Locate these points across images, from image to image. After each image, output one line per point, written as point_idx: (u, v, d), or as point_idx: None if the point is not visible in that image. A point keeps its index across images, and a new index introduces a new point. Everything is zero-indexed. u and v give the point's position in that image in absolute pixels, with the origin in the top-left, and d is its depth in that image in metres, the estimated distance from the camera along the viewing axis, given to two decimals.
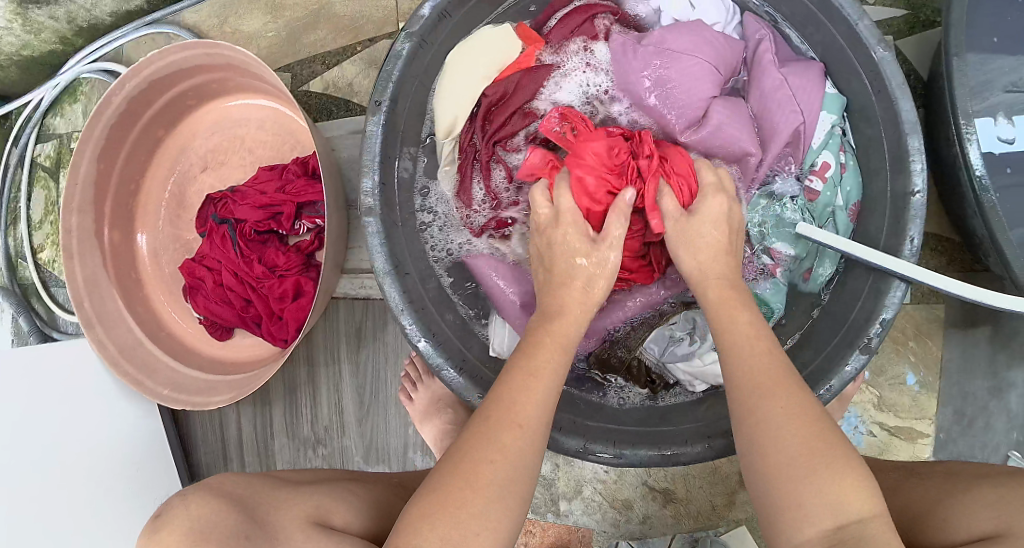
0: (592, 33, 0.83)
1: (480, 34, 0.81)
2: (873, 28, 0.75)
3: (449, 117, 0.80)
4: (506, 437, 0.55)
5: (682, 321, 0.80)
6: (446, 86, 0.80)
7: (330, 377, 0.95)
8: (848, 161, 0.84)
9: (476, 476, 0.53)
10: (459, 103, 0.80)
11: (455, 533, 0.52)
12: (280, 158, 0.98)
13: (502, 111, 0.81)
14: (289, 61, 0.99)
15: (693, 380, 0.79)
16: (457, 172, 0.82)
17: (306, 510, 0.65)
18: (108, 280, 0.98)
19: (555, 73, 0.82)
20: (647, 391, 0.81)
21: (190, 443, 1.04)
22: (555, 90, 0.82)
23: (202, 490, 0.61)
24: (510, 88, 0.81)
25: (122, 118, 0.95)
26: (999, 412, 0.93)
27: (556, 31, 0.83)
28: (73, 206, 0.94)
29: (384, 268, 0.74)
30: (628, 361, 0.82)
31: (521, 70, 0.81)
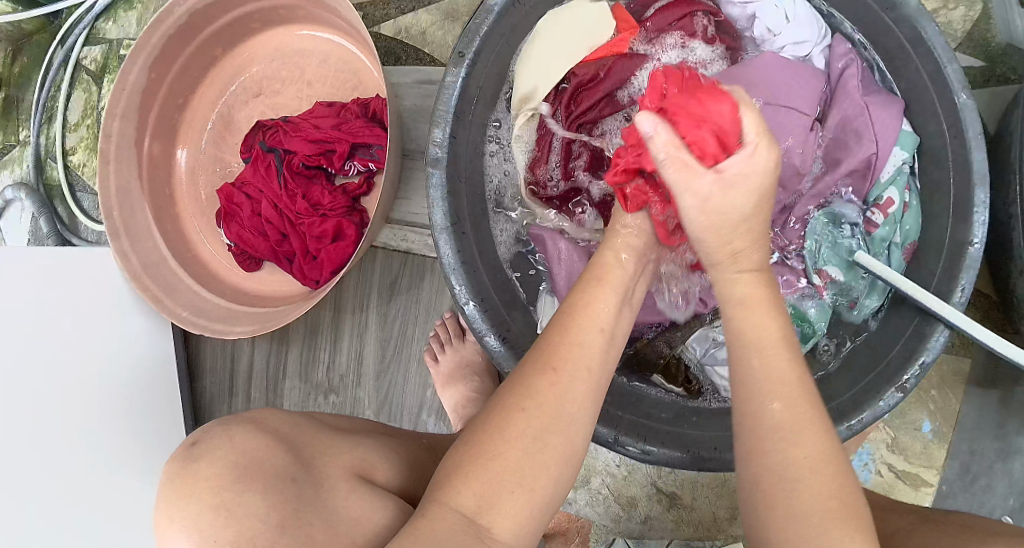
0: (690, 30, 0.82)
1: (575, 5, 0.79)
2: (959, 73, 0.75)
3: (529, 85, 0.79)
4: (543, 386, 0.54)
5: (726, 327, 0.81)
6: (535, 52, 0.78)
7: (355, 324, 0.93)
8: (911, 200, 0.83)
9: (510, 426, 0.53)
10: (545, 72, 0.78)
11: (483, 486, 0.52)
12: (338, 96, 0.95)
13: (590, 96, 0.80)
14: (364, 1, 0.97)
15: (730, 385, 0.79)
16: (532, 150, 0.81)
17: (350, 460, 0.61)
18: (141, 193, 0.95)
19: (649, 63, 0.81)
20: (681, 389, 0.82)
21: (197, 370, 1.01)
22: (647, 81, 0.80)
23: (243, 421, 0.56)
24: (602, 71, 0.80)
25: (183, 29, 0.92)
26: (1002, 475, 0.94)
27: (652, 21, 0.83)
28: (117, 111, 0.91)
29: (442, 224, 0.72)
30: (669, 358, 0.83)
31: (613, 54, 0.80)
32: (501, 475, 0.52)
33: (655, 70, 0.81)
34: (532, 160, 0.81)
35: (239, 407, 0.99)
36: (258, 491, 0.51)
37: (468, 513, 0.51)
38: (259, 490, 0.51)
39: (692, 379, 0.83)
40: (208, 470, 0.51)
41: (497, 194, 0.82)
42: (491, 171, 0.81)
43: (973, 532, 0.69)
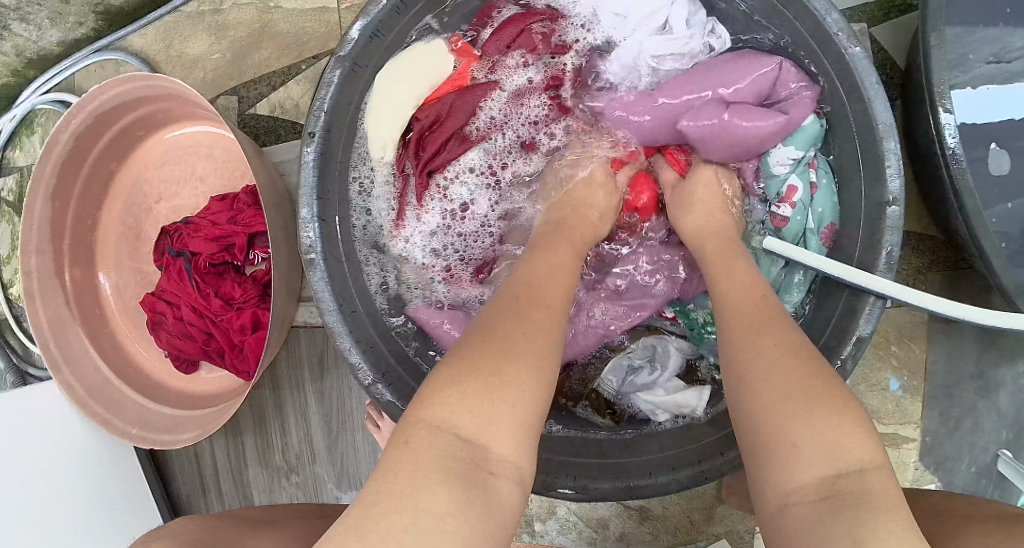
0: (530, 45, 0.81)
1: (412, 51, 0.78)
2: (841, 21, 0.67)
3: (380, 142, 0.79)
4: (538, 314, 0.54)
5: (640, 350, 0.81)
6: (376, 109, 0.78)
7: (296, 406, 0.94)
8: (820, 179, 0.77)
9: (517, 349, 0.50)
10: (392, 124, 0.78)
11: (486, 408, 0.47)
12: (231, 185, 0.95)
13: (438, 137, 0.80)
14: (235, 84, 0.97)
15: (655, 408, 0.77)
16: (397, 201, 0.82)
17: None
18: (73, 319, 0.97)
19: (492, 93, 0.81)
20: (608, 420, 0.79)
21: (169, 475, 1.04)
22: (491, 111, 0.82)
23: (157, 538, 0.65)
24: (444, 110, 0.80)
25: (71, 153, 0.93)
26: (988, 411, 0.88)
27: (491, 44, 0.81)
28: (32, 247, 0.94)
29: (331, 307, 0.71)
30: (589, 392, 0.81)
31: (456, 89, 0.81)
32: (510, 391, 0.48)
33: (500, 98, 0.82)
34: (395, 215, 0.82)
35: (213, 504, 1.01)
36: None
37: (467, 435, 0.46)
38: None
39: (616, 410, 0.80)
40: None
41: (376, 260, 0.81)
42: (362, 238, 0.79)
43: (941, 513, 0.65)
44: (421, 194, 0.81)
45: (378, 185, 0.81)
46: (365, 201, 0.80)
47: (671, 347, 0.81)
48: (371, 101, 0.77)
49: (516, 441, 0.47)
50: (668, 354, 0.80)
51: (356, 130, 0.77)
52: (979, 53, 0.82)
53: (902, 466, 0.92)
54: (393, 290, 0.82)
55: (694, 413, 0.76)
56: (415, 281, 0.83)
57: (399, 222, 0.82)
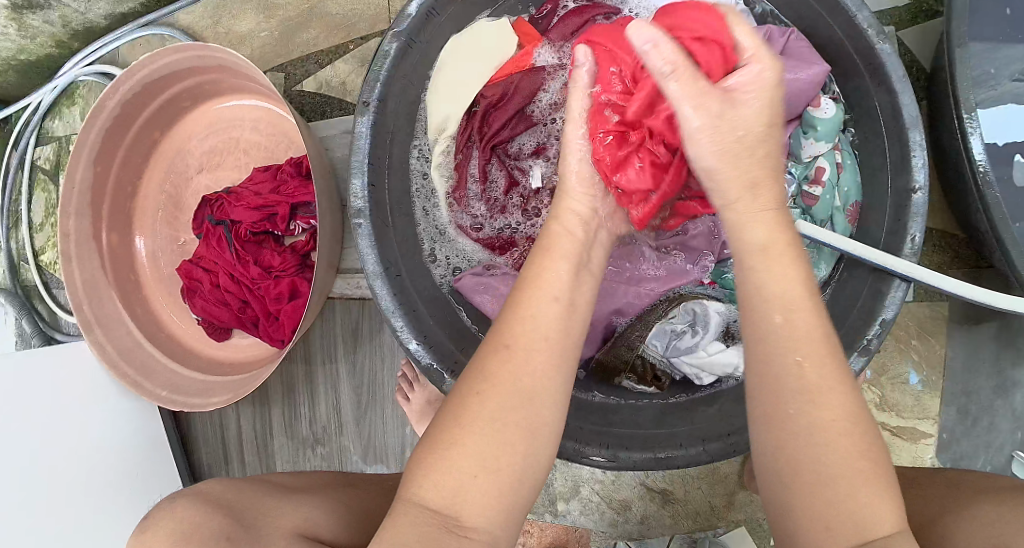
0: None
1: (477, 28, 0.82)
2: (872, 18, 0.71)
3: (441, 116, 0.81)
4: (495, 365, 0.54)
5: (682, 313, 0.81)
6: (439, 86, 0.81)
7: (327, 378, 0.96)
8: (845, 160, 0.82)
9: (466, 411, 0.53)
10: (456, 101, 0.81)
11: (450, 478, 0.51)
12: (274, 157, 0.98)
13: (500, 116, 0.81)
14: (283, 61, 1.00)
15: (701, 372, 0.79)
16: (454, 176, 0.84)
17: (295, 523, 0.65)
18: (107, 283, 0.99)
19: (549, 79, 0.81)
20: (654, 389, 0.80)
21: (191, 443, 1.05)
22: (555, 93, 0.82)
23: (189, 495, 0.64)
24: (508, 90, 0.81)
25: (118, 119, 0.95)
26: (1004, 410, 0.90)
27: (557, 30, 0.83)
28: (71, 210, 0.95)
29: (375, 270, 0.73)
30: (634, 360, 0.81)
31: (521, 70, 0.81)
32: (461, 459, 0.52)
33: (562, 78, 0.82)
34: (452, 187, 0.84)
35: (235, 473, 1.01)
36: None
37: (437, 510, 0.51)
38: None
39: (661, 376, 0.81)
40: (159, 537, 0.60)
41: (431, 228, 0.84)
42: (417, 203, 0.83)
43: (965, 493, 0.67)
44: (483, 169, 0.83)
45: (439, 156, 0.83)
46: (422, 170, 0.84)
47: (710, 309, 0.80)
48: (436, 76, 0.81)
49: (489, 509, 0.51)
50: (709, 316, 0.80)
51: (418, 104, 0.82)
52: (1010, 69, 0.87)
53: (918, 461, 0.93)
54: (445, 259, 0.85)
55: (736, 374, 0.78)
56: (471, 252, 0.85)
57: (456, 193, 0.84)
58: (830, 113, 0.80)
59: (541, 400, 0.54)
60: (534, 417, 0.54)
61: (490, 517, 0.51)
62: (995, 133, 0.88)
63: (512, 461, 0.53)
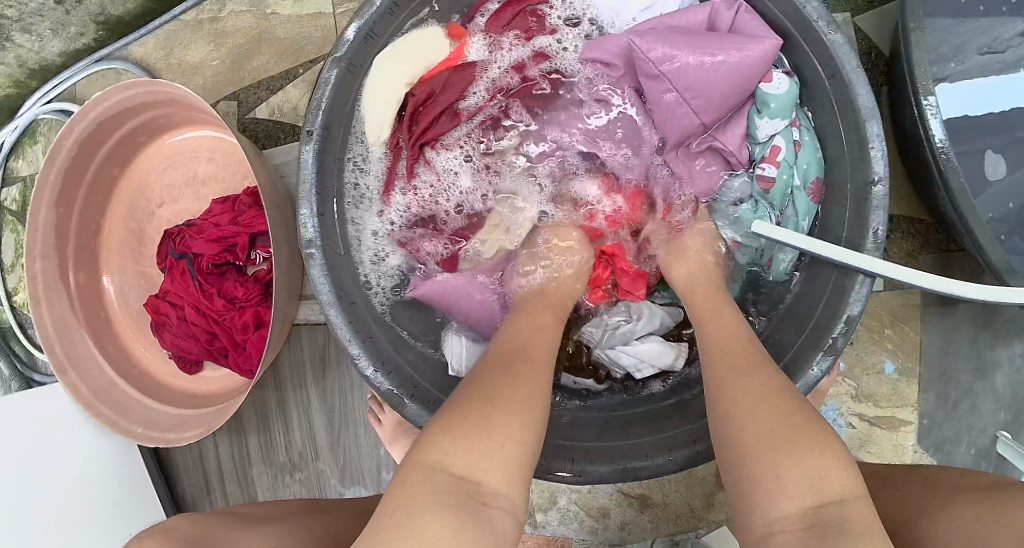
0: (524, 27, 0.83)
1: (411, 38, 0.81)
2: (822, 10, 0.70)
3: (376, 123, 0.81)
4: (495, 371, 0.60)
5: (619, 309, 0.85)
6: (369, 92, 0.80)
7: (299, 404, 0.96)
8: (803, 138, 0.79)
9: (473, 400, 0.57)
10: (386, 104, 0.81)
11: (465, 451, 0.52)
12: (233, 187, 0.98)
13: (427, 115, 0.83)
14: (236, 89, 1.00)
15: (637, 362, 0.82)
16: (385, 177, 0.84)
17: (258, 547, 0.69)
18: (78, 323, 0.99)
19: (478, 77, 0.84)
20: (592, 382, 0.85)
21: (173, 475, 1.05)
22: (479, 89, 0.85)
23: (155, 534, 0.67)
24: (437, 88, 0.83)
25: (76, 159, 0.95)
26: (985, 394, 0.89)
27: (488, 27, 0.84)
28: (37, 252, 0.95)
29: (329, 298, 0.73)
30: (573, 353, 0.86)
31: (449, 68, 0.83)
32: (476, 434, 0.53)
33: (488, 76, 0.85)
34: (383, 190, 0.84)
35: (218, 503, 1.02)
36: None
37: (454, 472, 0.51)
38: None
39: (602, 369, 0.85)
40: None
41: (372, 241, 0.83)
42: (358, 215, 0.82)
43: (938, 489, 0.67)
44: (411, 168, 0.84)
45: (373, 162, 0.83)
46: (364, 186, 0.83)
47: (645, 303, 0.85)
48: (369, 85, 0.79)
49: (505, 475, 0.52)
50: (642, 308, 0.85)
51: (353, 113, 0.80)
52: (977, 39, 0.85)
53: (900, 449, 0.93)
54: (384, 270, 0.84)
55: (676, 361, 0.81)
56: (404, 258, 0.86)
57: (388, 197, 0.84)
58: (785, 89, 0.76)
59: (542, 402, 0.58)
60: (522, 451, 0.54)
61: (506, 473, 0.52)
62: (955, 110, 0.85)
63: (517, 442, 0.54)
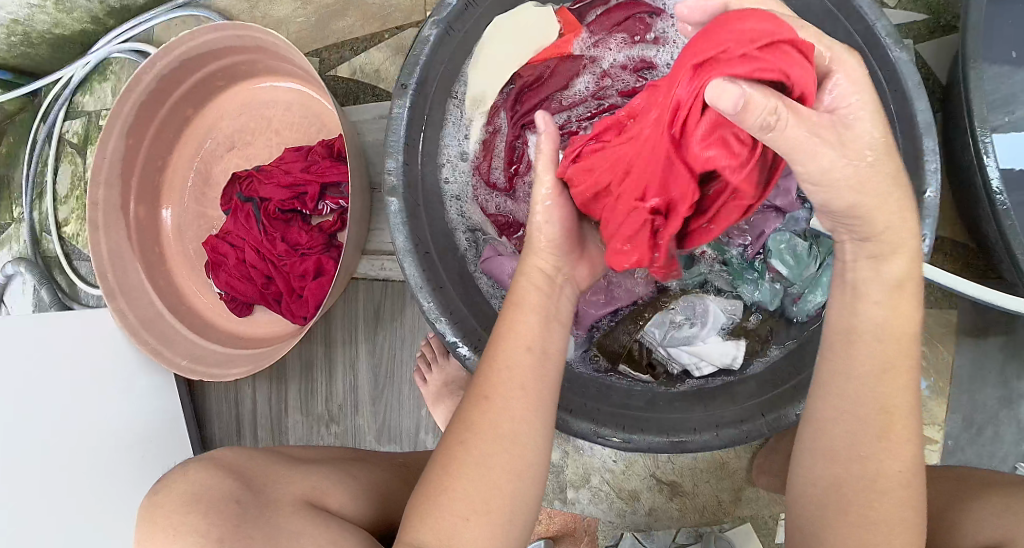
0: (635, 29, 0.84)
1: (522, 11, 0.84)
2: (889, 28, 0.74)
3: (478, 90, 0.85)
4: (475, 412, 0.56)
5: (682, 307, 0.82)
6: (481, 62, 0.84)
7: (345, 357, 0.97)
8: None
9: (454, 457, 0.56)
10: (492, 77, 0.84)
11: (445, 520, 0.54)
12: (306, 140, 1.00)
13: (534, 95, 0.84)
14: (318, 47, 1.03)
15: (700, 361, 0.81)
16: (480, 145, 0.86)
17: (302, 488, 0.67)
18: (132, 255, 1.00)
19: (585, 68, 0.85)
20: (648, 377, 0.81)
21: (205, 417, 1.06)
22: (587, 82, 0.84)
23: (201, 461, 0.65)
24: (545, 72, 0.84)
25: (153, 94, 0.97)
26: (1008, 421, 0.92)
27: (598, 22, 0.86)
28: (101, 179, 0.96)
29: (404, 246, 0.75)
30: (630, 346, 0.82)
31: (557, 56, 0.84)
32: (453, 503, 0.54)
33: (596, 72, 0.85)
34: (479, 157, 0.86)
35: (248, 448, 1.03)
36: (203, 516, 0.58)
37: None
38: (203, 511, 0.58)
39: (657, 365, 0.82)
40: (170, 499, 0.60)
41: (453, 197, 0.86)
42: (444, 177, 0.85)
43: (972, 487, 0.68)
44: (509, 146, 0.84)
45: (472, 131, 0.86)
46: (454, 140, 0.86)
47: (710, 304, 0.82)
48: (478, 54, 0.84)
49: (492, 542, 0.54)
50: (708, 309, 0.82)
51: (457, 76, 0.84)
52: None
53: None
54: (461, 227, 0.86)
55: (736, 365, 0.80)
56: (478, 223, 0.87)
57: (479, 161, 0.86)
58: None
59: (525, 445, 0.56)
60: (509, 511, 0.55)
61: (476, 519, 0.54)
62: (1012, 159, 0.89)
63: (498, 503, 0.55)
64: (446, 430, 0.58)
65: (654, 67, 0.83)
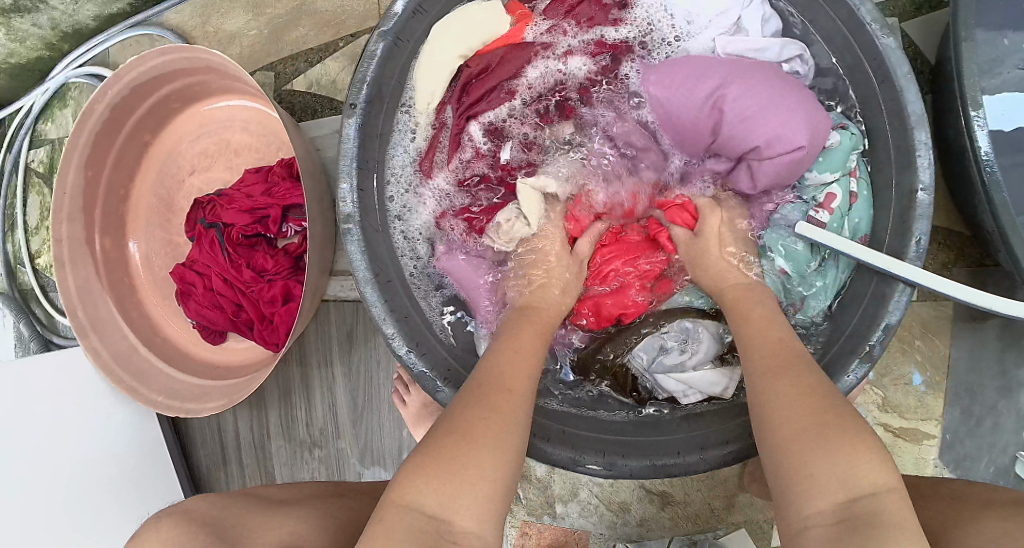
0: (591, 14, 0.80)
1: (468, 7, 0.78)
2: (875, 13, 0.69)
3: (426, 91, 0.79)
4: (481, 407, 0.59)
5: (675, 331, 0.79)
6: (425, 62, 0.78)
7: (323, 381, 0.95)
8: (860, 190, 0.76)
9: (467, 432, 0.57)
10: (438, 77, 0.78)
11: (444, 490, 0.53)
12: (265, 159, 0.96)
13: (481, 87, 0.79)
14: (273, 60, 0.99)
15: (687, 391, 0.76)
16: (425, 145, 0.82)
17: (277, 537, 0.65)
18: (101, 288, 0.98)
19: (540, 54, 0.80)
20: (632, 403, 0.79)
21: (190, 445, 1.05)
22: (541, 69, 0.81)
23: (173, 516, 0.63)
24: (493, 63, 0.80)
25: (107, 122, 0.94)
26: (1008, 411, 0.87)
27: (550, 9, 0.82)
28: (63, 215, 0.94)
29: (365, 275, 0.72)
30: (615, 369, 0.80)
31: (507, 45, 0.80)
32: (465, 467, 0.54)
33: (549, 59, 0.81)
34: (422, 155, 0.82)
35: (234, 476, 1.01)
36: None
37: (431, 512, 0.52)
38: None
39: (642, 391, 0.79)
40: None
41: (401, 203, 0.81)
42: (393, 183, 0.80)
43: (967, 503, 0.65)
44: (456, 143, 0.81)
45: (418, 128, 0.81)
46: (399, 143, 0.80)
47: (704, 329, 0.78)
48: (424, 51, 0.78)
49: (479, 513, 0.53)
50: (700, 337, 0.78)
51: (404, 78, 0.78)
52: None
53: (921, 462, 0.92)
54: (410, 233, 0.82)
55: (724, 396, 0.75)
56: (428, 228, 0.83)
57: (426, 162, 0.81)
58: (839, 144, 0.75)
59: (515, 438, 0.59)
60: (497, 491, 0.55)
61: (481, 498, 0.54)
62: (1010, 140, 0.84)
63: (500, 468, 0.56)
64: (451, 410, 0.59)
65: (627, 54, 0.81)
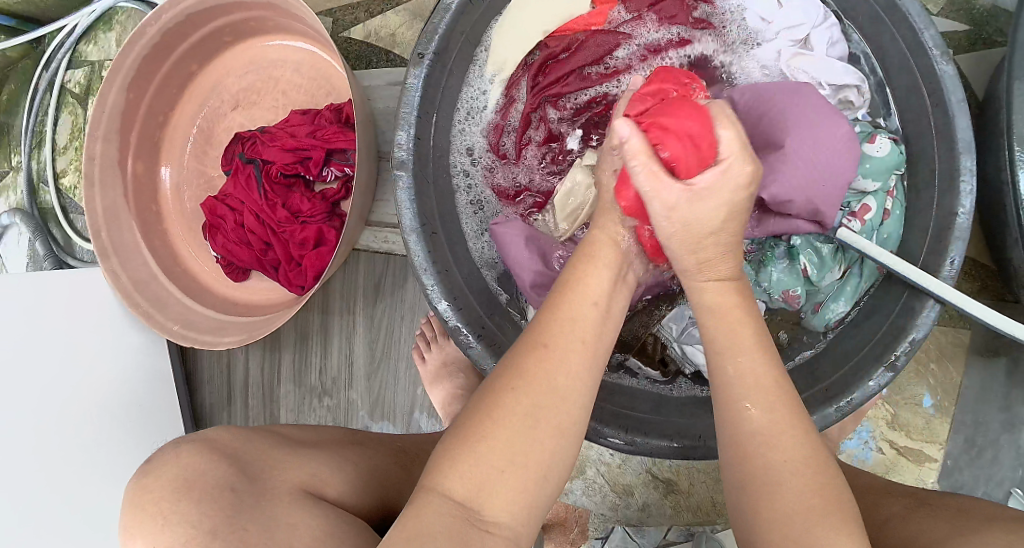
0: (671, 13, 0.82)
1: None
2: (938, 38, 0.70)
3: (500, 56, 0.82)
4: (532, 363, 0.53)
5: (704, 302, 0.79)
6: (505, 27, 0.81)
7: (343, 329, 0.95)
8: (894, 208, 0.77)
9: (499, 406, 0.52)
10: (515, 46, 0.82)
11: (477, 476, 0.51)
12: (313, 102, 0.96)
13: (559, 69, 0.82)
14: (333, 8, 0.98)
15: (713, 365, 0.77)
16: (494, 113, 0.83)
17: (298, 475, 0.63)
18: (128, 212, 0.97)
19: (623, 42, 0.82)
20: (658, 373, 0.82)
21: (195, 381, 1.04)
22: (622, 58, 0.82)
23: (190, 440, 0.61)
24: (572, 44, 0.82)
25: (157, 47, 0.93)
26: (1008, 447, 0.90)
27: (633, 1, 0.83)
28: (99, 133, 0.92)
29: (411, 223, 0.72)
30: (644, 339, 0.83)
31: (587, 31, 0.82)
32: (490, 455, 0.51)
33: (631, 51, 0.82)
34: (492, 128, 0.84)
35: (238, 415, 1.00)
36: (189, 501, 0.55)
37: (460, 500, 0.50)
38: (193, 496, 0.55)
39: (669, 362, 0.82)
40: (157, 481, 0.56)
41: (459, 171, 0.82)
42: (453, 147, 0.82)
43: (973, 520, 0.66)
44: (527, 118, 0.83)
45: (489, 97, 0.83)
46: (467, 109, 0.82)
47: None
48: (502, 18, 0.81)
49: (516, 509, 0.51)
50: None
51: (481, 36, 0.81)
52: None
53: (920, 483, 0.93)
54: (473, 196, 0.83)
55: None
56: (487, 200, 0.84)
57: (494, 135, 0.84)
58: (885, 152, 0.75)
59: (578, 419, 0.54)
60: (541, 482, 0.52)
61: (516, 517, 0.51)
62: None
63: (552, 440, 0.52)
64: (493, 374, 0.54)
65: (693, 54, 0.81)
